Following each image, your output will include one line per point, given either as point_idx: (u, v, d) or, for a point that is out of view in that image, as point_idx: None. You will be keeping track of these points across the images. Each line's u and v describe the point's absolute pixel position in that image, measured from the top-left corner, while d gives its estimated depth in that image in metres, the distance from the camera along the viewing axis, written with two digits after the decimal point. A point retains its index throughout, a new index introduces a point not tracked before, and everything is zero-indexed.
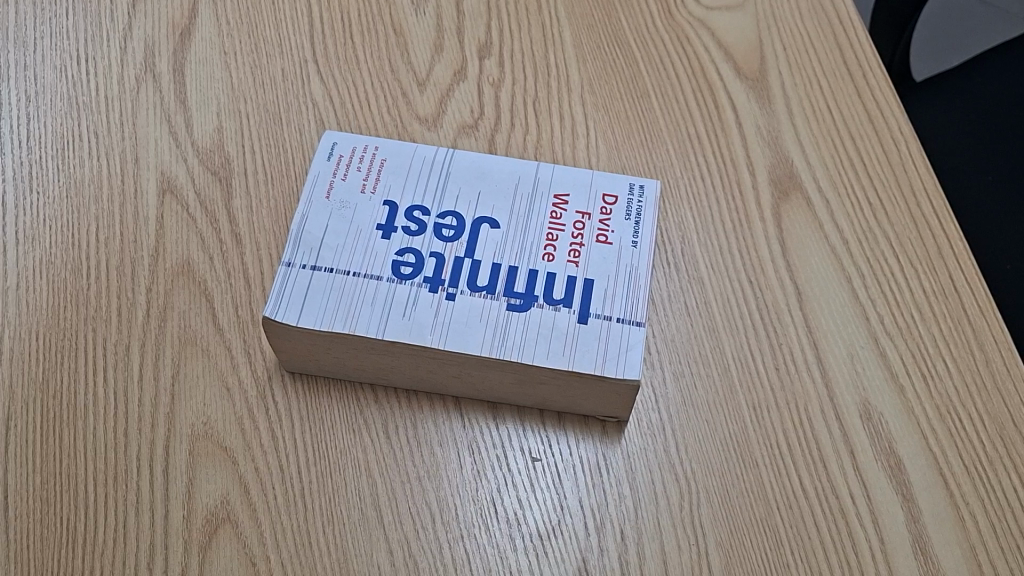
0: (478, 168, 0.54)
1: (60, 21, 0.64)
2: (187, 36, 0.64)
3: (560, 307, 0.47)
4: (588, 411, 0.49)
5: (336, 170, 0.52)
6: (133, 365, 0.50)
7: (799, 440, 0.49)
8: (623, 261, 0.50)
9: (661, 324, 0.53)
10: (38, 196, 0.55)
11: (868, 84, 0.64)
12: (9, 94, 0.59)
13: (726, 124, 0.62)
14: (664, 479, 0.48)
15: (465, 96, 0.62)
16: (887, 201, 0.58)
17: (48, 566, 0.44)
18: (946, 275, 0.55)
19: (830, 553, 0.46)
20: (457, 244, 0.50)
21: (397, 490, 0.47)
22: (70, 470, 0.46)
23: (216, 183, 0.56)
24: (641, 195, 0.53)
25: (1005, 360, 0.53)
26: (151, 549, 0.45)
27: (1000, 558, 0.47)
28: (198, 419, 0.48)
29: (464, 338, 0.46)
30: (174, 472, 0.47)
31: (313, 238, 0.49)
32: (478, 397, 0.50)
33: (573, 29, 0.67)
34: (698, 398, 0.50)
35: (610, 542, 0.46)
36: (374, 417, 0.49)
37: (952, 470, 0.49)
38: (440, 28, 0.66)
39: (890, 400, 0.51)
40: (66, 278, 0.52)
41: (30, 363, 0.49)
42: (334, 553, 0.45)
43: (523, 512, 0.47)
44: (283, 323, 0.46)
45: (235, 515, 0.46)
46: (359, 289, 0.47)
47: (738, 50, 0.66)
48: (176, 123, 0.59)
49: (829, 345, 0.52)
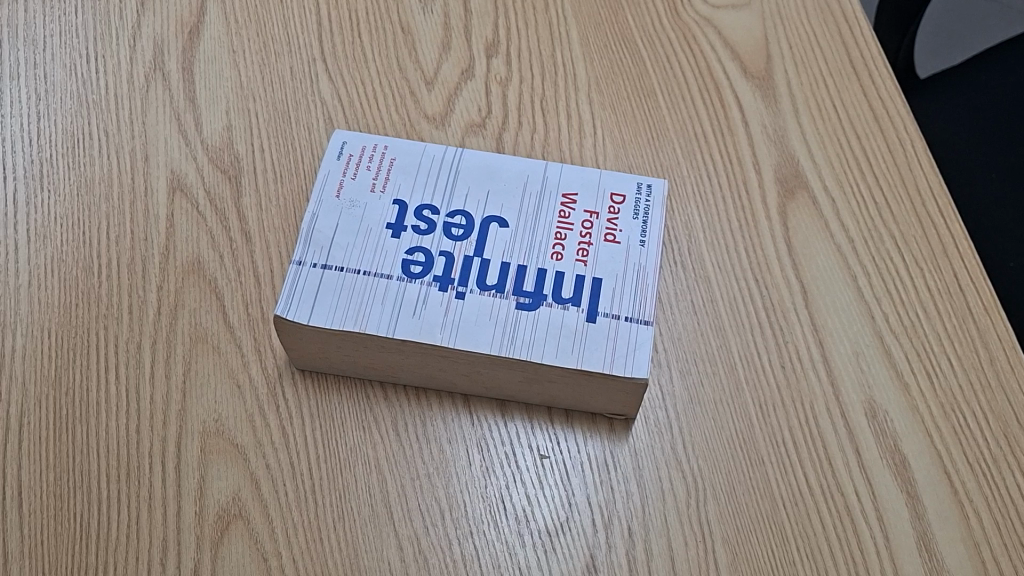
0: (487, 167, 0.54)
1: (68, 20, 0.64)
2: (195, 35, 0.64)
3: (569, 307, 0.48)
4: (596, 408, 0.50)
5: (346, 169, 0.53)
6: (144, 363, 0.50)
7: (804, 437, 0.50)
8: (631, 260, 0.50)
9: (667, 322, 0.53)
10: (48, 195, 0.55)
11: (873, 82, 0.64)
12: (19, 92, 0.60)
13: (732, 123, 0.62)
14: (671, 476, 0.48)
15: (472, 95, 0.62)
16: (892, 199, 0.59)
17: (61, 562, 0.44)
18: (950, 273, 0.56)
19: (834, 550, 0.47)
20: (466, 244, 0.50)
21: (406, 487, 0.48)
22: (82, 467, 0.47)
23: (225, 181, 0.57)
24: (649, 194, 0.54)
25: (1009, 358, 0.53)
26: (164, 546, 0.45)
27: (1003, 555, 0.47)
28: (210, 417, 0.48)
29: (475, 337, 0.46)
30: (185, 468, 0.47)
31: (323, 237, 0.49)
32: (486, 395, 0.50)
33: (579, 27, 0.67)
34: (705, 396, 0.51)
35: (617, 539, 0.47)
36: (383, 414, 0.50)
37: (957, 468, 0.49)
38: (447, 27, 0.66)
39: (894, 397, 0.51)
40: (77, 276, 0.52)
41: (43, 361, 0.50)
42: (345, 549, 0.46)
43: (531, 508, 0.47)
44: (294, 321, 0.46)
45: (247, 511, 0.46)
46: (370, 287, 0.48)
47: (744, 49, 0.66)
48: (185, 122, 0.59)
49: (835, 343, 0.53)
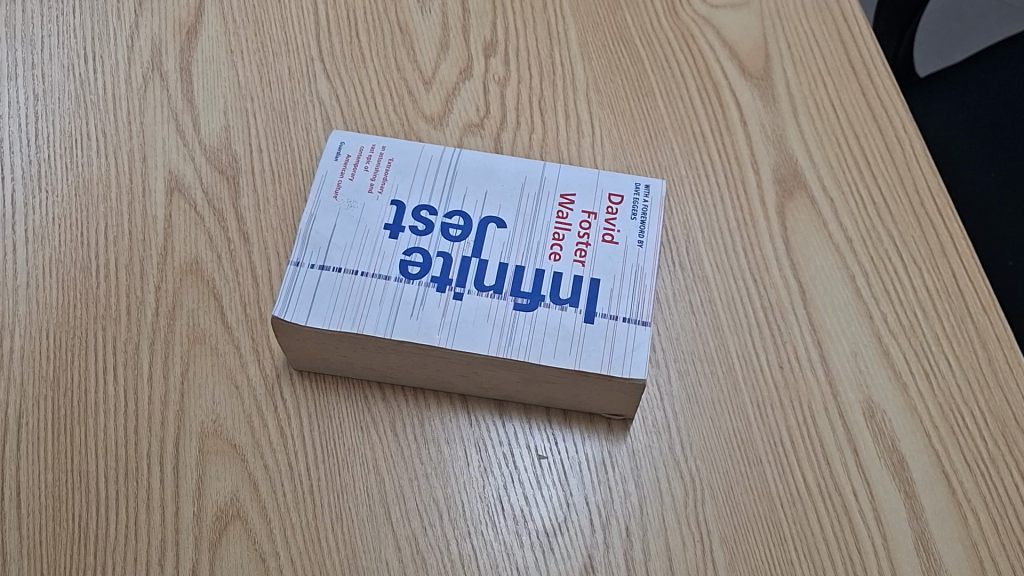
0: (485, 167, 0.54)
1: (67, 20, 0.64)
2: (193, 35, 0.64)
3: (567, 307, 0.47)
4: (595, 409, 0.50)
5: (343, 169, 0.53)
6: (142, 363, 0.50)
7: (802, 437, 0.50)
8: (629, 260, 0.50)
9: (666, 322, 0.53)
10: (46, 194, 0.55)
11: (871, 81, 0.64)
12: (17, 92, 0.60)
13: (730, 123, 0.62)
14: (669, 476, 0.48)
15: (470, 95, 0.62)
16: (890, 199, 0.59)
17: (60, 562, 0.44)
18: (949, 272, 0.56)
19: (832, 550, 0.47)
20: (464, 244, 0.50)
21: (404, 488, 0.48)
22: (81, 466, 0.47)
23: (224, 181, 0.57)
24: (648, 194, 0.54)
25: (1007, 358, 0.53)
26: (163, 546, 0.45)
27: (1001, 554, 0.47)
28: (208, 417, 0.49)
29: (473, 337, 0.46)
30: (184, 469, 0.47)
31: (321, 237, 0.49)
32: (484, 395, 0.50)
33: (577, 27, 0.67)
34: (703, 396, 0.51)
35: (615, 539, 0.47)
36: (382, 414, 0.50)
37: (955, 468, 0.49)
38: (445, 26, 0.66)
39: (892, 397, 0.51)
40: (76, 276, 0.52)
41: (41, 361, 0.50)
42: (343, 549, 0.46)
43: (529, 508, 0.47)
44: (292, 321, 0.46)
45: (245, 511, 0.46)
46: (368, 288, 0.48)
47: (743, 48, 0.66)
48: (183, 122, 0.59)
49: (833, 343, 0.53)
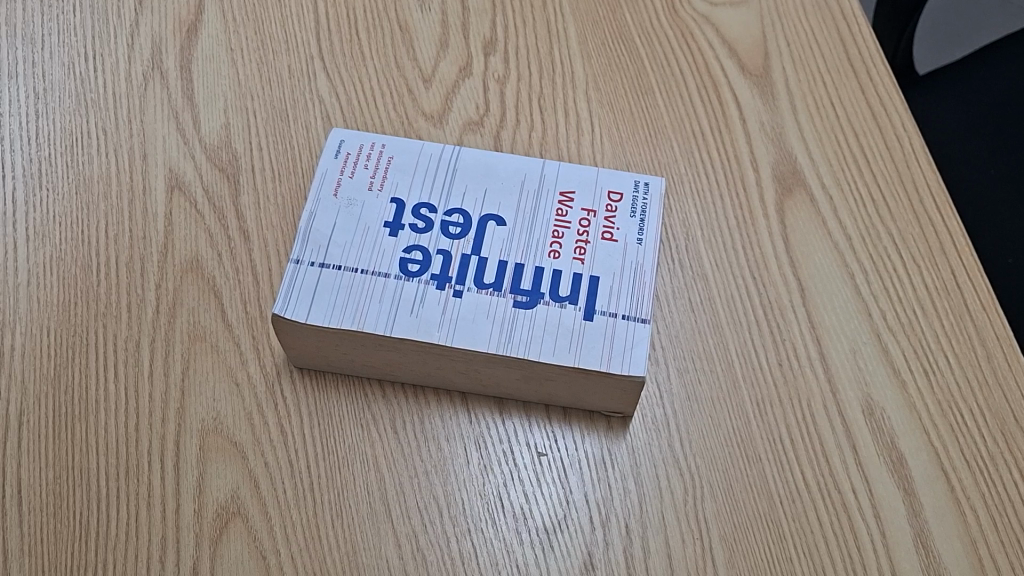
0: (484, 166, 0.54)
1: (67, 18, 0.64)
2: (193, 33, 0.64)
3: (566, 304, 0.48)
4: (594, 406, 0.50)
5: (344, 167, 0.53)
6: (143, 361, 0.50)
7: (802, 436, 0.50)
8: (629, 257, 0.50)
9: (666, 320, 0.53)
10: (47, 193, 0.55)
11: (871, 79, 0.64)
12: (17, 91, 0.60)
13: (730, 121, 0.62)
14: (668, 474, 0.48)
15: (469, 93, 0.62)
16: (889, 197, 0.59)
17: (61, 560, 0.45)
18: (948, 271, 0.56)
19: (831, 547, 0.47)
20: (464, 241, 0.50)
21: (404, 486, 0.48)
22: (81, 464, 0.47)
23: (224, 179, 0.57)
24: (647, 192, 0.54)
25: (1006, 357, 0.53)
26: (164, 543, 0.45)
27: (999, 551, 0.48)
28: (208, 415, 0.49)
29: (473, 334, 0.46)
30: (184, 466, 0.47)
31: (321, 235, 0.49)
32: (484, 393, 0.50)
33: (577, 25, 0.67)
34: (702, 394, 0.51)
35: (615, 537, 0.47)
36: (381, 413, 0.50)
37: (954, 466, 0.49)
38: (445, 25, 0.66)
39: (891, 395, 0.51)
40: (76, 275, 0.53)
41: (41, 359, 0.50)
42: (344, 547, 0.46)
43: (529, 506, 0.48)
44: (292, 319, 0.46)
45: (245, 509, 0.46)
46: (368, 285, 0.48)
47: (743, 46, 0.66)
48: (184, 120, 0.59)
49: (832, 341, 0.53)
